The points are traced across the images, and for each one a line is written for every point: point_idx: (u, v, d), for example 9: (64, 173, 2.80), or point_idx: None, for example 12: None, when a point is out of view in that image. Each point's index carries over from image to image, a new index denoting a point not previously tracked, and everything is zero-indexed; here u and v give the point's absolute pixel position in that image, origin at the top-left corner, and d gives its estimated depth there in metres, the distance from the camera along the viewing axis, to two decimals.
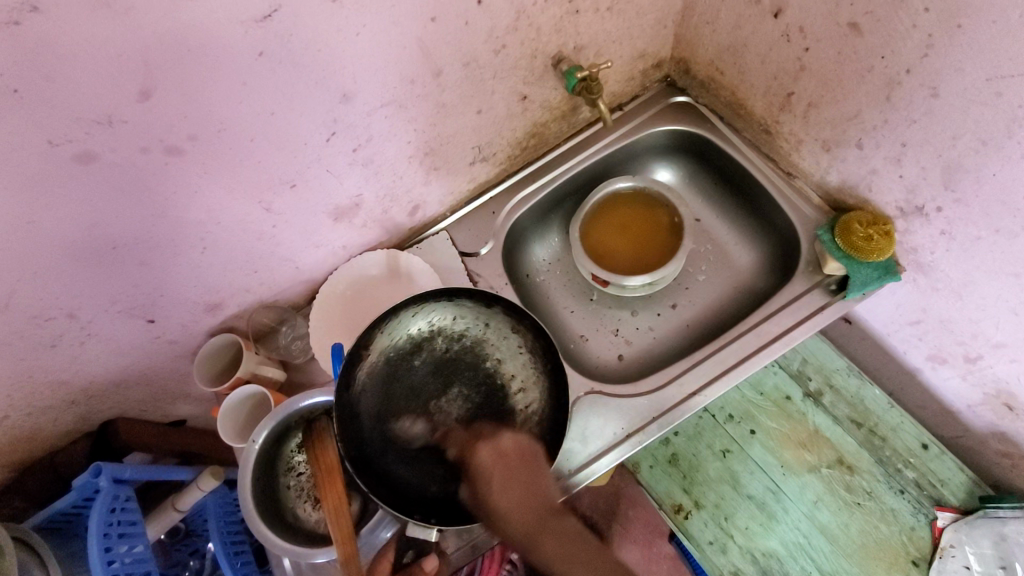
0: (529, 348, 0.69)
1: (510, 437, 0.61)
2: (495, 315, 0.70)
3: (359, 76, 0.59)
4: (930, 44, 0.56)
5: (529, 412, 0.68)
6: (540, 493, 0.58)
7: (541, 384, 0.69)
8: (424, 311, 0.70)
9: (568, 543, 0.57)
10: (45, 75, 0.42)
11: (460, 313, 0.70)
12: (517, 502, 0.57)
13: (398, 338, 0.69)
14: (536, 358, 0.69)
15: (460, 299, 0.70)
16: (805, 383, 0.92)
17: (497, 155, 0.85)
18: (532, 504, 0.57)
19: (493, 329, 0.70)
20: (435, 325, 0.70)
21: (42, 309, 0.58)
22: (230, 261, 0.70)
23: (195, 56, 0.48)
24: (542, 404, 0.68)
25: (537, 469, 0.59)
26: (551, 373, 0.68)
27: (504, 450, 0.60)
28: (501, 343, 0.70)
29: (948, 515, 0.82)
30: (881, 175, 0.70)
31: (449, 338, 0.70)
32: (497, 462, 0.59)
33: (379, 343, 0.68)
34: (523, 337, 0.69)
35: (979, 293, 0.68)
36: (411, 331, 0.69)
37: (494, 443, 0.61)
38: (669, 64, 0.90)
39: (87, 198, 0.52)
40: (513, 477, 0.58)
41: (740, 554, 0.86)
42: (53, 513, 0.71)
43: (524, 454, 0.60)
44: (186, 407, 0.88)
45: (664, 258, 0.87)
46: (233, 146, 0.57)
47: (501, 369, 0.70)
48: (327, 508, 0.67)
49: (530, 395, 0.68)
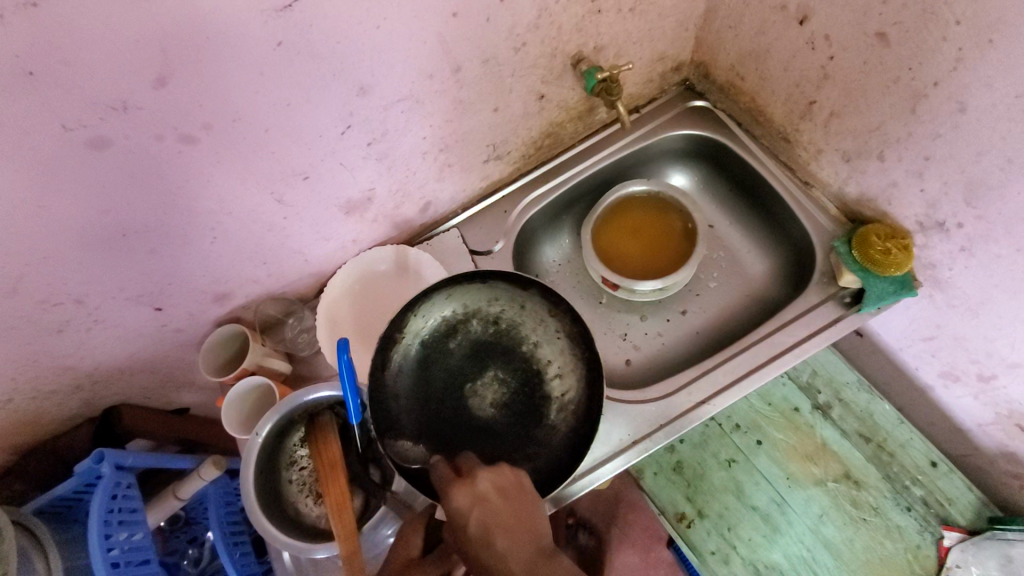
0: (565, 333, 0.67)
1: (488, 476, 0.54)
2: (531, 296, 0.68)
3: (376, 69, 0.58)
4: (959, 57, 0.55)
5: (564, 399, 0.66)
6: (529, 536, 0.51)
7: (576, 371, 0.67)
8: (459, 293, 0.69)
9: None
10: (61, 59, 0.42)
11: (496, 295, 0.69)
12: (507, 549, 0.49)
13: (434, 321, 0.68)
14: (572, 344, 0.67)
15: (495, 281, 0.68)
16: (814, 396, 0.91)
17: (511, 154, 0.84)
18: (522, 550, 0.50)
19: (529, 313, 0.68)
20: (470, 308, 0.69)
21: (51, 294, 0.58)
22: (239, 251, 0.69)
23: (213, 45, 0.47)
24: (581, 392, 0.66)
25: (526, 505, 0.53)
26: (587, 360, 0.66)
27: (482, 493, 0.53)
28: (537, 327, 0.68)
29: (954, 535, 0.81)
30: (902, 188, 0.69)
31: (485, 321, 0.69)
32: (476, 507, 0.52)
33: (412, 326, 0.67)
34: (560, 322, 0.68)
35: (997, 311, 0.67)
36: (445, 313, 0.69)
37: (471, 485, 0.54)
38: (688, 68, 0.89)
39: (101, 183, 0.51)
40: (497, 524, 0.51)
41: (742, 565, 0.85)
42: (54, 499, 0.71)
43: (507, 492, 0.54)
44: (190, 396, 0.88)
45: (676, 263, 0.86)
46: (247, 136, 0.56)
47: (538, 354, 0.68)
48: (329, 504, 0.66)
49: (567, 382, 0.67)
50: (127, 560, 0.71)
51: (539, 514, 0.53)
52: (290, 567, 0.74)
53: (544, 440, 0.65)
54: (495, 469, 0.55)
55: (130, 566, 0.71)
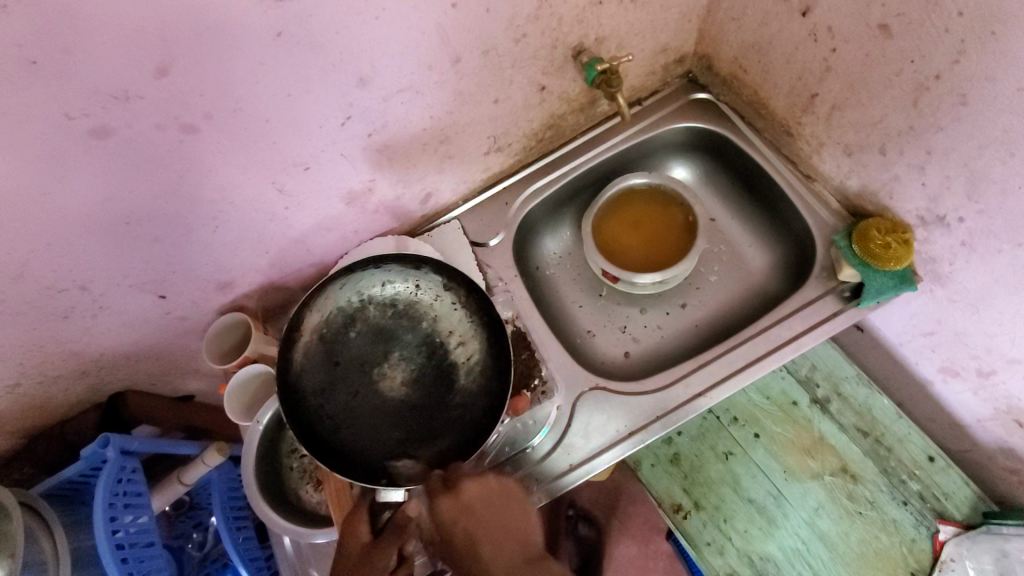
0: (462, 304, 0.72)
1: (473, 486, 0.58)
2: (423, 274, 0.72)
3: (376, 60, 0.59)
4: (961, 49, 0.54)
5: (472, 362, 0.71)
6: (515, 542, 0.56)
7: (477, 335, 0.71)
8: (354, 282, 0.71)
9: None
10: (64, 48, 0.42)
11: (389, 278, 0.72)
12: (494, 555, 0.54)
13: (330, 313, 0.70)
14: (469, 312, 0.71)
15: (387, 265, 0.72)
16: (812, 389, 0.91)
17: (512, 145, 0.84)
18: (504, 554, 0.54)
19: (424, 289, 0.72)
20: (366, 295, 0.72)
21: (56, 280, 0.59)
22: (241, 240, 0.70)
23: (214, 35, 0.48)
24: (485, 352, 0.70)
25: (512, 512, 0.58)
26: (488, 323, 0.71)
27: (465, 500, 0.57)
28: (434, 301, 0.72)
29: (949, 529, 0.82)
30: (903, 182, 0.69)
31: (382, 305, 0.72)
32: (461, 517, 0.56)
33: (310, 322, 0.69)
34: (455, 292, 0.72)
35: (997, 307, 0.67)
36: (341, 303, 0.71)
37: (455, 496, 0.58)
38: (691, 60, 0.89)
39: (104, 171, 0.52)
40: (484, 531, 0.55)
41: (737, 556, 0.86)
42: (63, 481, 0.73)
43: (492, 501, 0.58)
44: (195, 383, 0.89)
45: (645, 263, 0.87)
46: (248, 126, 0.57)
47: (438, 326, 0.72)
48: (328, 491, 0.68)
49: (469, 347, 0.71)
50: (132, 543, 0.73)
51: (526, 519, 0.58)
52: (291, 552, 0.76)
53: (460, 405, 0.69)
54: (483, 481, 0.59)
55: (135, 548, 0.73)
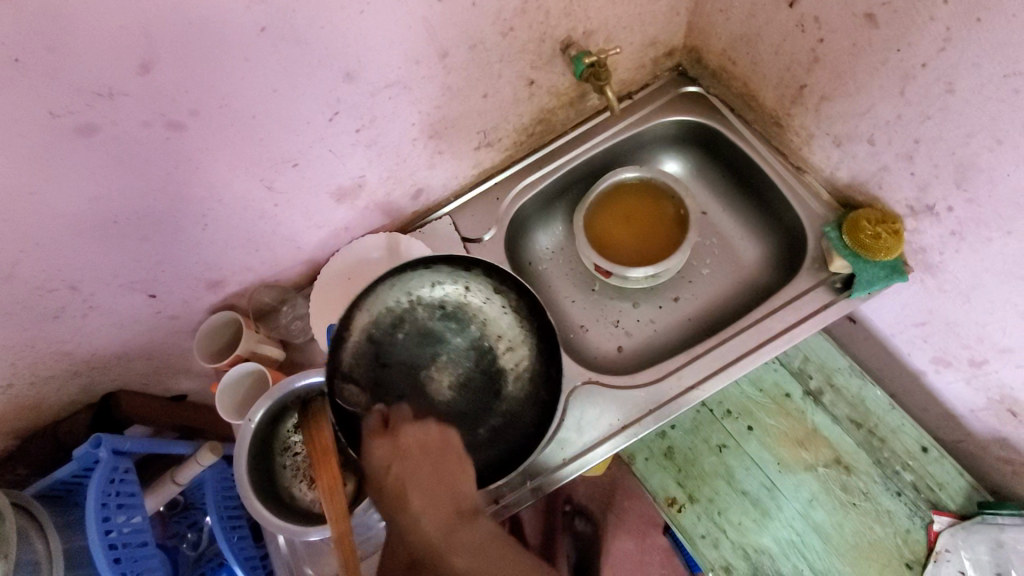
0: (513, 309, 0.74)
1: (412, 432, 0.55)
2: (474, 277, 0.74)
3: (362, 55, 0.59)
4: (947, 37, 0.54)
5: (519, 368, 0.73)
6: (447, 496, 0.51)
7: (527, 341, 0.73)
8: (402, 283, 0.72)
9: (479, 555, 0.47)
10: (47, 45, 0.42)
11: (440, 280, 0.74)
12: (421, 509, 0.50)
13: (379, 314, 0.71)
14: (520, 317, 0.73)
15: (437, 267, 0.73)
16: (806, 381, 0.91)
17: (502, 140, 0.84)
18: (435, 508, 0.50)
19: (474, 292, 0.74)
20: (414, 296, 0.73)
21: (44, 280, 0.58)
22: (231, 238, 0.70)
23: (197, 31, 0.47)
24: (532, 358, 0.73)
25: (449, 463, 0.53)
26: (536, 330, 0.72)
27: (403, 446, 0.54)
28: (483, 305, 0.74)
29: (944, 519, 0.82)
30: (893, 172, 0.69)
31: (430, 306, 0.73)
32: (394, 460, 0.53)
33: (360, 322, 0.70)
34: (506, 297, 0.74)
35: (987, 296, 0.67)
36: (391, 304, 0.72)
37: (393, 439, 0.55)
38: (681, 53, 0.88)
39: (90, 170, 0.52)
40: (414, 480, 0.52)
41: (732, 549, 0.86)
42: (55, 482, 0.73)
43: (427, 448, 0.54)
44: (187, 382, 0.89)
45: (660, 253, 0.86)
46: (234, 123, 0.57)
47: (487, 330, 0.74)
48: (321, 487, 0.63)
49: (517, 353, 0.73)
50: (125, 543, 0.73)
51: (466, 473, 0.53)
52: (284, 550, 0.76)
53: (507, 411, 0.71)
54: (425, 428, 0.56)
55: (128, 548, 0.73)
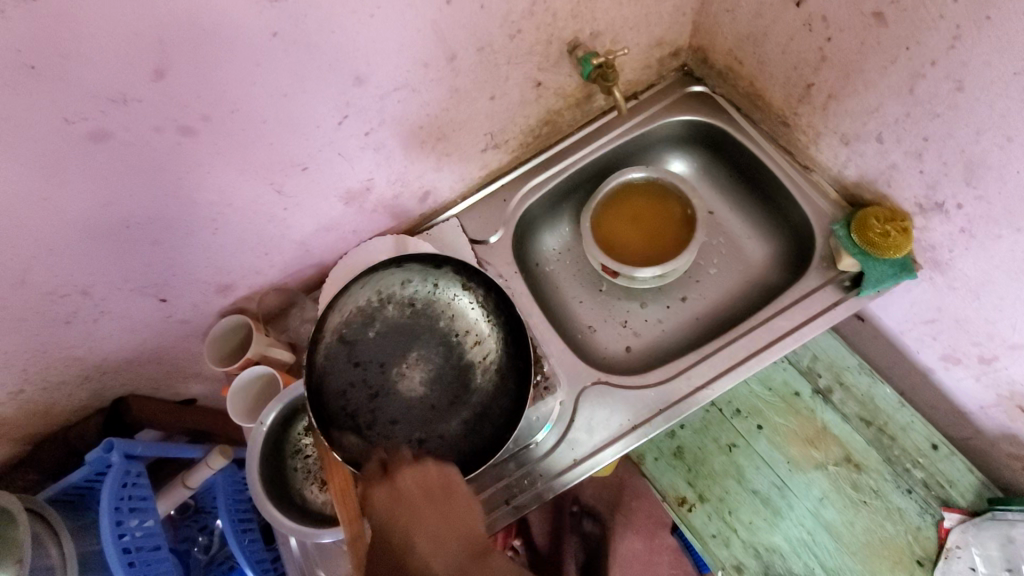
0: (481, 302, 0.72)
1: (409, 474, 0.56)
2: (443, 274, 0.72)
3: (371, 59, 0.59)
4: (957, 34, 0.54)
5: (488, 361, 0.70)
6: (453, 534, 0.52)
7: (496, 333, 0.71)
8: (374, 281, 0.71)
9: None
10: (61, 52, 0.43)
11: (409, 277, 0.72)
12: (433, 555, 0.50)
13: (350, 313, 0.69)
14: (488, 310, 0.71)
15: (408, 264, 0.71)
16: (814, 379, 0.91)
17: (509, 142, 0.84)
18: (442, 547, 0.51)
19: (443, 288, 0.72)
20: (385, 294, 0.71)
21: (56, 286, 0.59)
22: (241, 242, 0.70)
23: (210, 36, 0.48)
24: (501, 351, 0.71)
25: (453, 501, 0.54)
26: (505, 322, 0.70)
27: (402, 490, 0.55)
28: (452, 300, 0.72)
29: (954, 516, 0.82)
30: (902, 170, 0.69)
31: (401, 304, 0.72)
32: (394, 504, 0.54)
33: (332, 323, 0.68)
34: (474, 292, 0.72)
35: (997, 292, 0.67)
36: (361, 303, 0.70)
37: (391, 484, 0.56)
38: (686, 53, 0.89)
39: (103, 175, 0.52)
40: (418, 520, 0.52)
41: (743, 548, 0.86)
42: (67, 486, 0.73)
43: (431, 491, 0.55)
44: (197, 386, 0.90)
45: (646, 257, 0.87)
46: (246, 127, 0.57)
47: (455, 324, 0.72)
48: (333, 492, 0.64)
49: (486, 345, 0.71)
50: (138, 547, 0.73)
51: (471, 511, 0.54)
52: (296, 553, 0.76)
53: (479, 403, 0.69)
54: (422, 470, 0.57)
55: (142, 551, 0.73)
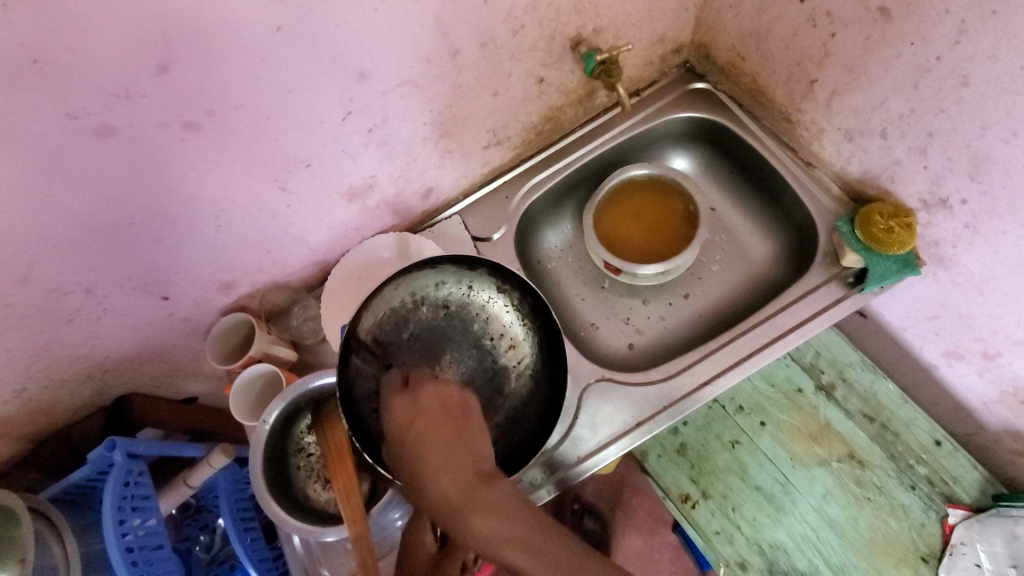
0: (516, 306, 0.70)
1: (429, 391, 0.57)
2: (477, 276, 0.70)
3: (375, 54, 0.59)
4: (962, 29, 0.54)
5: (522, 366, 0.69)
6: (466, 454, 0.51)
7: (531, 338, 0.70)
8: (407, 282, 0.69)
9: (496, 512, 0.47)
10: (66, 47, 0.42)
11: (444, 278, 0.70)
12: (439, 473, 0.50)
13: (384, 314, 0.67)
14: (524, 315, 0.70)
15: (442, 265, 0.70)
16: (817, 376, 0.91)
17: (511, 139, 0.84)
18: (452, 465, 0.50)
19: (477, 291, 0.70)
20: (419, 295, 0.69)
21: (59, 283, 0.58)
22: (243, 239, 0.70)
23: (214, 31, 0.47)
24: (536, 356, 0.70)
25: (468, 424, 0.54)
26: (539, 328, 0.70)
27: (421, 400, 0.56)
28: (487, 303, 0.70)
29: (959, 512, 0.82)
30: (906, 166, 0.69)
31: (435, 305, 0.70)
32: (412, 418, 0.55)
33: (365, 324, 0.66)
34: (509, 296, 0.70)
35: (1002, 288, 0.67)
36: (394, 303, 0.68)
37: (413, 397, 0.57)
38: (688, 49, 0.89)
39: (108, 172, 0.52)
40: (432, 434, 0.52)
41: (747, 545, 0.86)
42: (69, 485, 0.73)
43: (448, 407, 0.55)
44: (198, 385, 0.89)
45: (666, 249, 0.86)
46: (249, 123, 0.57)
47: (489, 328, 0.70)
48: (337, 489, 0.67)
49: (519, 350, 0.70)
50: (141, 546, 0.73)
51: (481, 438, 0.53)
52: (300, 551, 0.75)
53: (512, 408, 0.67)
54: (442, 387, 0.58)
55: (144, 551, 0.73)
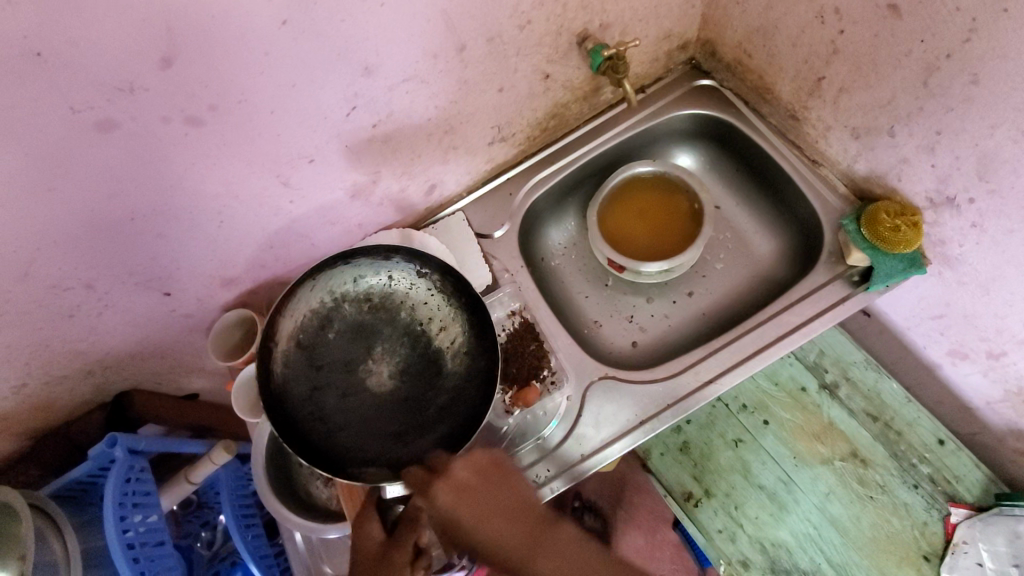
0: (438, 288, 0.70)
1: (463, 464, 0.59)
2: (396, 264, 0.70)
3: (382, 48, 0.58)
4: (973, 27, 0.54)
5: (456, 346, 0.69)
6: (520, 510, 0.58)
7: (459, 318, 0.70)
8: (323, 281, 0.68)
9: (562, 550, 0.57)
10: (67, 39, 0.42)
11: (362, 271, 0.70)
12: (497, 533, 0.57)
13: (304, 318, 0.67)
14: (447, 295, 0.70)
15: (358, 258, 0.69)
16: (820, 375, 0.91)
17: (516, 135, 0.83)
18: (510, 523, 0.57)
19: (398, 279, 0.70)
20: (338, 292, 0.69)
21: (60, 279, 0.58)
22: (246, 235, 0.69)
23: (218, 25, 0.47)
24: (467, 333, 0.69)
25: (506, 480, 0.60)
26: (467, 305, 0.69)
27: (457, 480, 0.58)
28: (410, 290, 0.71)
29: (961, 511, 0.82)
30: (913, 164, 0.68)
31: (357, 301, 0.69)
32: (460, 496, 0.57)
33: (284, 331, 0.66)
34: (431, 278, 0.70)
35: (1008, 288, 0.67)
36: (314, 305, 0.68)
37: (447, 477, 0.58)
38: (694, 46, 0.88)
39: (109, 166, 0.51)
40: (487, 505, 0.58)
41: (749, 543, 0.86)
42: (70, 481, 0.73)
43: (485, 475, 0.59)
44: (199, 381, 0.89)
45: (685, 244, 0.85)
46: (252, 119, 0.56)
47: (417, 314, 0.70)
48: (341, 485, 0.66)
49: (450, 331, 0.70)
50: (142, 542, 0.72)
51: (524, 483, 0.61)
52: (302, 549, 0.75)
53: (450, 388, 0.68)
54: (470, 458, 0.60)
55: (146, 547, 0.73)
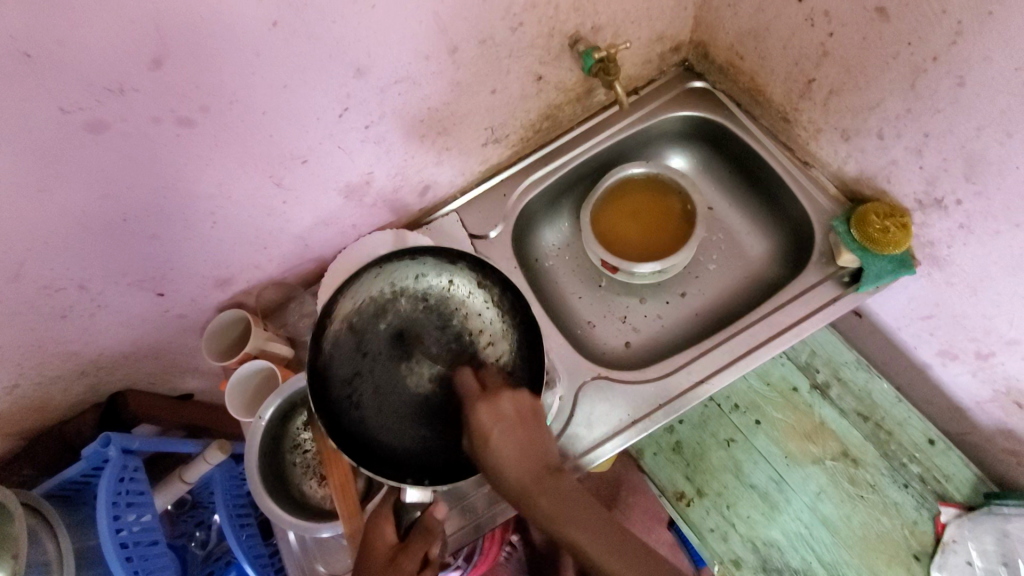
0: (498, 303, 0.69)
1: (510, 398, 0.60)
2: (460, 269, 0.70)
3: (373, 50, 0.58)
4: (958, 30, 0.54)
5: (502, 364, 0.67)
6: (537, 456, 0.58)
7: (510, 338, 0.68)
8: (386, 272, 0.69)
9: (564, 501, 0.56)
10: (57, 39, 0.42)
11: (424, 269, 0.70)
12: (516, 466, 0.57)
13: (361, 303, 0.67)
14: (504, 313, 0.69)
15: (424, 257, 0.69)
16: (812, 375, 0.92)
17: (509, 136, 0.84)
18: (528, 461, 0.58)
19: (458, 285, 0.70)
20: (398, 286, 0.69)
21: (53, 279, 0.58)
22: (240, 236, 0.69)
23: (209, 26, 0.47)
24: (517, 355, 0.67)
25: (539, 430, 0.60)
26: (522, 327, 0.67)
27: (501, 412, 0.59)
28: (470, 299, 0.70)
29: (951, 510, 0.82)
30: (901, 166, 0.69)
31: (414, 297, 0.69)
32: (498, 423, 0.59)
33: (341, 310, 0.66)
34: (490, 290, 0.69)
35: (995, 289, 0.68)
36: (373, 293, 0.68)
37: (492, 403, 0.60)
38: (687, 47, 0.89)
39: (101, 166, 0.51)
40: (512, 439, 0.58)
41: (740, 542, 0.87)
42: (63, 481, 0.73)
43: (526, 417, 0.60)
44: (194, 381, 0.89)
45: (675, 243, 0.86)
46: (245, 119, 0.56)
47: (470, 323, 0.69)
48: (333, 485, 0.68)
49: (500, 348, 0.68)
50: (135, 542, 0.72)
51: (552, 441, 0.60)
52: (296, 549, 0.75)
53: None
54: (517, 394, 0.61)
55: (140, 546, 0.73)
